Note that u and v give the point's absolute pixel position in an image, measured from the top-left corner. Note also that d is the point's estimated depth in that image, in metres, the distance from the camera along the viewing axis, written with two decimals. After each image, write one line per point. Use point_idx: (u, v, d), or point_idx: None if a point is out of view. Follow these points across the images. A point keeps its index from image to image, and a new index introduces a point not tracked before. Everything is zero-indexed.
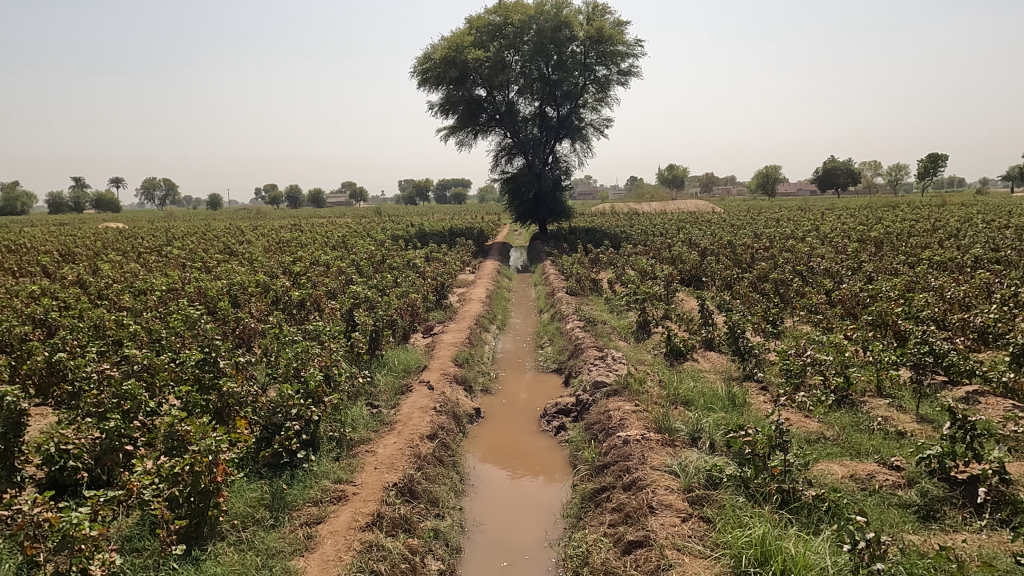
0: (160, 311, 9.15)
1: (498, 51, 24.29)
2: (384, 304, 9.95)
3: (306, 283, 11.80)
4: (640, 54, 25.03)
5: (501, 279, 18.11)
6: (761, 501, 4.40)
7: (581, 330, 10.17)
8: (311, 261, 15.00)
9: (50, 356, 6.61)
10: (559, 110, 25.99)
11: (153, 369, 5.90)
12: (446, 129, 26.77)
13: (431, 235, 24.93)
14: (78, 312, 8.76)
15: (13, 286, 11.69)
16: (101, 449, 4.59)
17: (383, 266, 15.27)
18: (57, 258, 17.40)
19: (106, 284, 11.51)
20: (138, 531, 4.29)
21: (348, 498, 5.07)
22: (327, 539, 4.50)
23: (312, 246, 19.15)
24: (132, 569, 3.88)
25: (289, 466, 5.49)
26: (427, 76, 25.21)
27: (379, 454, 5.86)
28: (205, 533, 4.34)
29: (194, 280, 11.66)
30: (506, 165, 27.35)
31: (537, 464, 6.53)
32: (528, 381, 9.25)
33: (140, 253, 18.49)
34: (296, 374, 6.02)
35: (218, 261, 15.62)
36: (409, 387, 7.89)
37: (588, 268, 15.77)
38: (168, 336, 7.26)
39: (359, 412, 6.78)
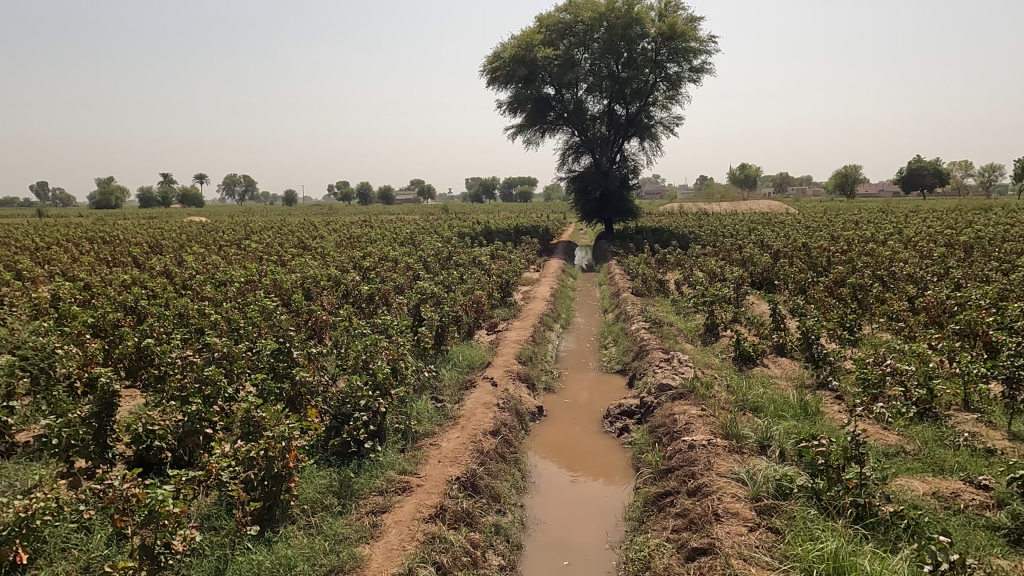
0: (238, 302, 9.59)
1: (567, 49, 24.27)
2: (450, 300, 10.06)
3: (375, 278, 12.08)
4: (714, 50, 24.35)
5: (566, 278, 17.99)
6: (834, 515, 4.22)
7: (646, 332, 10.00)
8: (380, 256, 15.37)
9: (139, 342, 7.04)
10: (628, 108, 25.61)
11: (231, 357, 6.19)
12: (514, 128, 26.98)
13: (497, 233, 24.96)
14: (164, 300, 9.28)
15: (108, 275, 12.52)
16: (184, 430, 4.88)
17: (449, 263, 15.45)
18: (146, 250, 18.48)
19: (190, 274, 12.15)
20: (216, 510, 4.50)
21: (412, 489, 5.17)
22: (392, 529, 4.59)
23: (381, 242, 19.64)
24: (211, 546, 4.11)
25: (356, 456, 5.63)
26: (496, 74, 25.55)
27: (443, 448, 5.96)
28: (277, 516, 4.53)
29: (270, 272, 12.15)
30: (573, 163, 27.23)
31: (598, 465, 6.47)
32: (590, 381, 9.20)
33: (221, 246, 19.39)
34: (364, 367, 6.21)
35: (292, 255, 16.15)
36: (472, 383, 7.99)
37: (654, 269, 15.47)
38: (246, 327, 7.60)
39: (424, 406, 6.90)
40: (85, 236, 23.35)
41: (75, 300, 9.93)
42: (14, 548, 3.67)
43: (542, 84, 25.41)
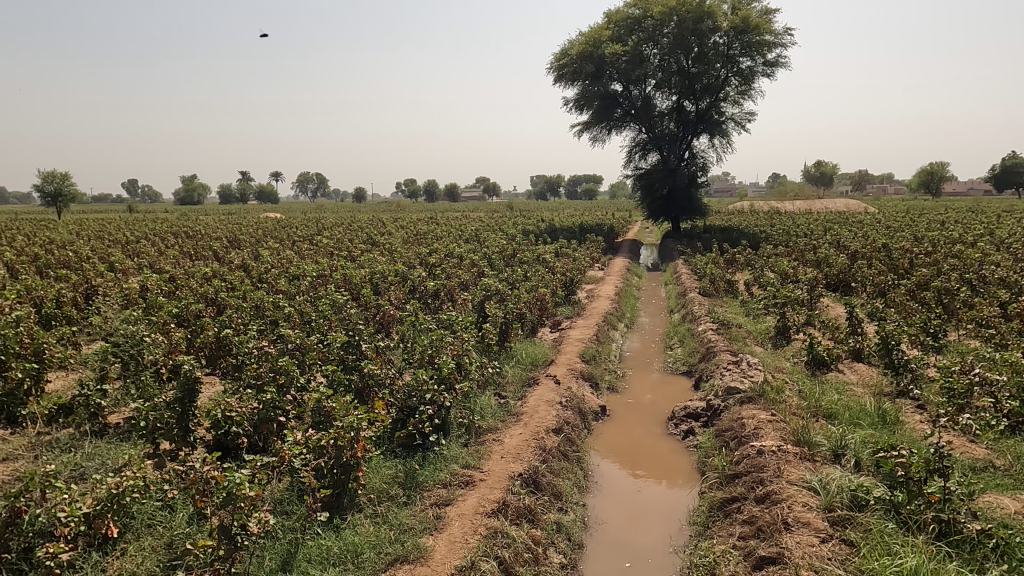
0: (310, 296, 9.94)
1: (636, 45, 24.00)
2: (514, 297, 10.10)
3: (440, 274, 12.26)
4: (789, 43, 23.50)
5: (631, 277, 17.76)
6: (914, 530, 4.02)
7: (714, 334, 9.76)
8: (446, 252, 15.58)
9: (219, 332, 7.42)
10: (697, 104, 25.05)
11: (304, 348, 6.42)
12: (581, 125, 26.84)
13: (561, 231, 24.83)
14: (241, 293, 9.70)
15: (191, 268, 13.18)
16: (259, 417, 5.10)
17: (513, 260, 15.50)
18: (225, 244, 19.37)
19: (265, 268, 12.66)
20: (288, 495, 4.68)
21: (475, 484, 5.22)
22: (455, 521, 4.64)
23: (446, 239, 19.91)
24: (284, 530, 4.29)
25: (421, 448, 5.72)
26: (563, 71, 25.65)
27: (506, 444, 5.99)
28: (345, 503, 4.68)
29: (341, 267, 12.51)
30: (640, 161, 26.88)
31: (661, 468, 6.37)
32: (654, 382, 9.05)
33: (294, 241, 20.09)
34: (429, 361, 6.31)
35: (360, 251, 16.59)
36: (536, 380, 8.01)
37: (722, 268, 15.07)
38: (318, 319, 7.86)
39: (488, 402, 6.96)
40: (170, 231, 24.74)
41: (161, 291, 10.52)
42: (106, 522, 3.94)
43: (610, 81, 25.22)
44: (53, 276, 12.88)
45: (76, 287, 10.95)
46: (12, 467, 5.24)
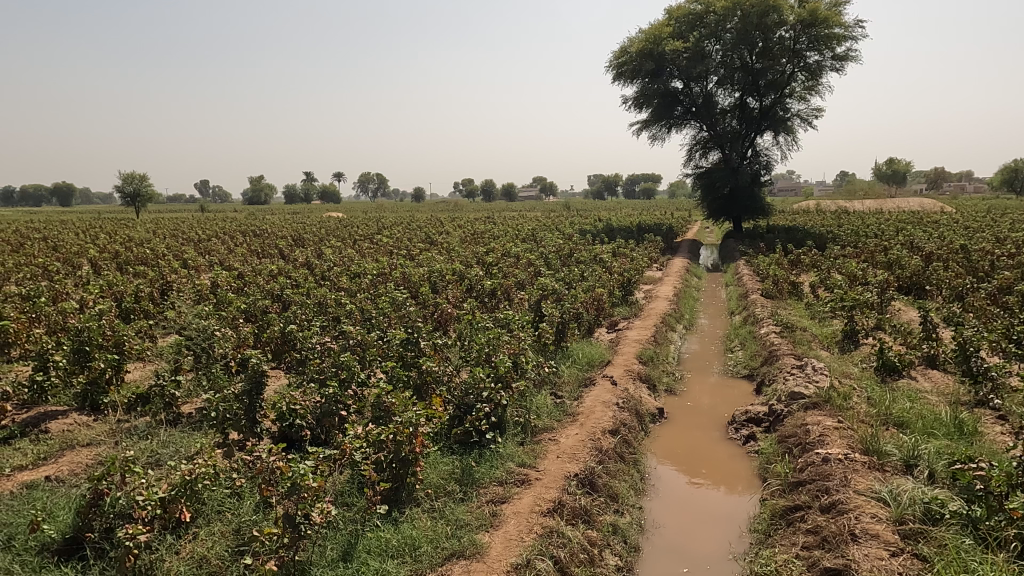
0: (371, 293, 10.17)
1: (697, 41, 23.54)
2: (571, 297, 10.07)
3: (497, 273, 12.34)
4: (861, 36, 22.56)
5: (690, 277, 17.43)
6: (994, 548, 3.81)
7: (777, 337, 9.48)
8: (503, 252, 15.67)
9: (284, 328, 7.70)
10: (761, 101, 24.36)
11: (365, 344, 6.59)
12: (640, 123, 26.55)
13: (619, 231, 24.57)
14: (305, 290, 10.00)
15: (259, 265, 13.68)
16: (322, 411, 5.26)
17: (570, 260, 15.44)
18: (290, 242, 20.01)
19: (328, 266, 13.02)
20: (348, 488, 4.81)
21: (531, 482, 5.24)
22: (510, 519, 4.67)
23: (503, 238, 20.03)
24: (345, 521, 4.41)
25: (478, 446, 5.78)
26: (622, 69, 25.47)
27: (562, 443, 5.99)
28: (403, 497, 4.77)
29: (400, 266, 12.73)
30: (700, 159, 26.38)
31: (720, 473, 6.23)
32: (714, 386, 8.86)
33: (356, 240, 20.56)
34: (486, 359, 6.37)
35: (420, 250, 16.85)
36: (592, 380, 7.96)
37: (786, 269, 14.62)
38: (378, 316, 8.04)
39: (544, 401, 6.97)
40: (239, 229, 25.74)
41: (231, 288, 10.97)
42: (179, 507, 4.13)
43: (671, 78, 24.88)
44: (133, 272, 13.61)
45: (153, 283, 11.54)
46: (95, 452, 5.56)
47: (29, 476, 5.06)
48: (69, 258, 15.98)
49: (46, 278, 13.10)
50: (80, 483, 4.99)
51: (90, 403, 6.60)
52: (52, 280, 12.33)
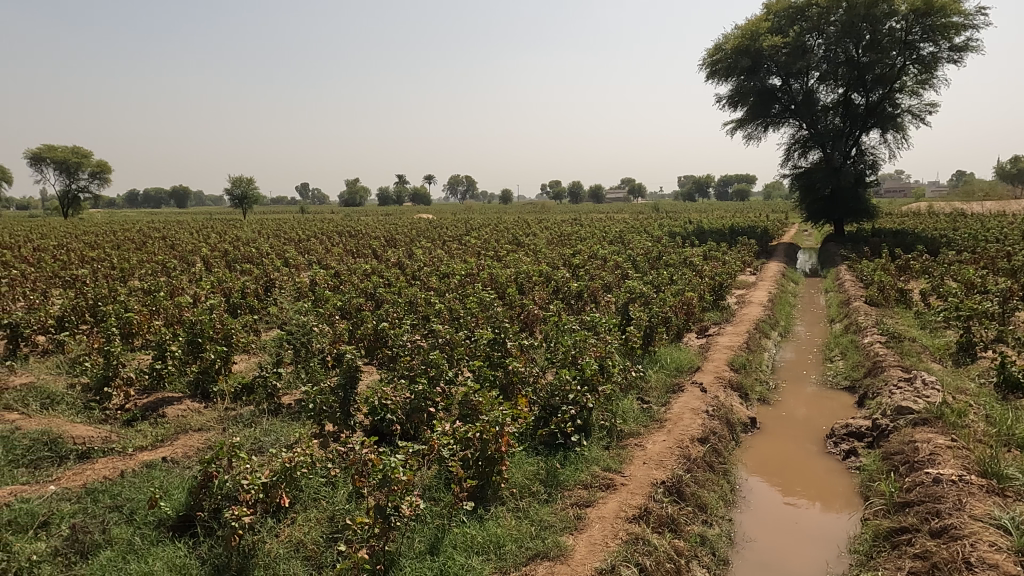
0: (459, 293, 10.37)
1: (798, 35, 22.54)
2: (660, 300, 9.85)
3: (584, 275, 12.27)
4: (983, 24, 20.81)
5: (787, 283, 16.66)
6: None
7: (882, 347, 8.91)
8: (590, 254, 15.57)
9: (376, 326, 7.99)
10: (868, 97, 22.93)
11: (453, 343, 6.73)
12: (734, 122, 25.73)
13: (710, 234, 23.88)
14: (396, 289, 10.32)
15: (355, 265, 14.26)
16: (411, 407, 5.41)
17: (659, 263, 15.15)
18: (383, 243, 20.73)
19: (418, 266, 13.39)
20: (436, 483, 4.94)
21: (616, 488, 5.17)
22: (595, 523, 4.63)
23: (590, 240, 19.89)
24: (432, 515, 4.53)
25: (563, 448, 5.76)
26: (717, 67, 24.83)
27: (649, 450, 5.89)
28: (489, 495, 4.84)
29: (487, 267, 12.91)
30: (799, 159, 25.25)
31: (817, 489, 5.93)
32: (811, 396, 8.44)
33: (445, 241, 21.04)
34: (572, 362, 6.36)
35: (507, 251, 17.02)
36: (681, 386, 7.78)
37: (893, 275, 13.72)
38: (466, 316, 8.19)
39: (631, 406, 6.88)
40: (335, 229, 26.89)
41: (328, 285, 11.49)
42: (279, 492, 4.37)
43: (768, 75, 23.97)
44: (240, 269, 14.51)
45: (258, 279, 12.24)
46: (205, 437, 5.97)
47: (149, 456, 5.50)
48: (185, 256, 17.23)
49: (164, 274, 14.19)
50: (192, 465, 5.37)
51: (201, 391, 7.09)
52: (170, 276, 13.35)
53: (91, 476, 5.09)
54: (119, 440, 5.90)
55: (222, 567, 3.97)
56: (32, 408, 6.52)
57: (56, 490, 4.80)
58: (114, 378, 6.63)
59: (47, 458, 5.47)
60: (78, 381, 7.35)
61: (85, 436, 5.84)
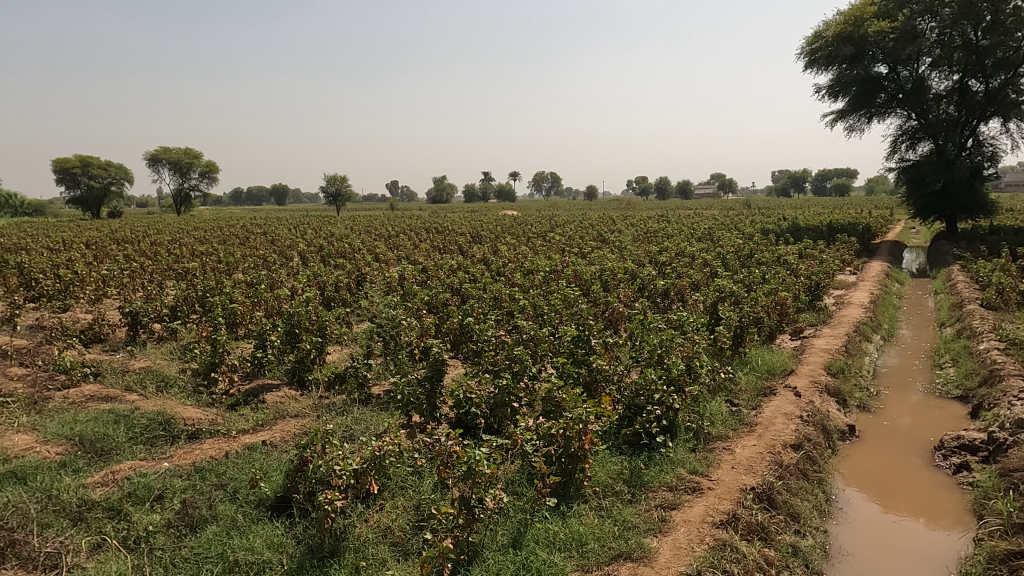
0: (543, 289, 10.39)
1: (908, 19, 21.11)
2: (751, 300, 9.49)
3: (670, 273, 12.01)
4: None
5: (890, 283, 15.69)
6: None
7: (999, 354, 8.22)
8: (677, 251, 15.20)
9: (462, 321, 8.13)
10: (987, 83, 21.19)
11: (537, 340, 6.75)
12: (834, 114, 24.42)
13: (806, 231, 22.78)
14: (481, 285, 10.47)
15: (441, 260, 14.56)
16: (496, 401, 5.46)
17: (751, 261, 14.59)
18: (469, 239, 21.04)
19: (504, 263, 13.53)
20: (519, 477, 5.00)
21: (703, 491, 5.04)
22: (680, 526, 4.53)
23: (678, 237, 19.42)
24: (515, 510, 4.58)
25: (647, 449, 5.66)
26: (816, 56, 23.64)
27: (738, 454, 5.70)
28: (572, 492, 4.83)
29: (572, 263, 12.86)
30: (906, 151, 23.67)
31: (923, 504, 5.55)
32: (917, 405, 7.88)
33: (530, 237, 21.11)
34: (658, 361, 6.23)
35: (592, 247, 16.89)
36: (773, 390, 7.48)
37: (1015, 277, 12.61)
38: (550, 313, 8.20)
39: (719, 408, 6.67)
40: (423, 226, 27.57)
41: (416, 280, 11.81)
42: (369, 479, 4.53)
43: (873, 62, 22.57)
44: (334, 264, 15.17)
45: (350, 274, 12.72)
46: (301, 423, 6.26)
47: (251, 439, 5.84)
48: (284, 250, 18.14)
49: (265, 268, 15.02)
50: (288, 449, 5.66)
51: (298, 379, 7.46)
52: (271, 270, 14.11)
53: (200, 455, 5.47)
54: (223, 422, 6.29)
55: (316, 547, 4.16)
56: (149, 390, 7.08)
57: (170, 466, 5.19)
58: (220, 365, 7.08)
59: (162, 437, 5.94)
60: (188, 367, 7.90)
61: (195, 418, 6.29)
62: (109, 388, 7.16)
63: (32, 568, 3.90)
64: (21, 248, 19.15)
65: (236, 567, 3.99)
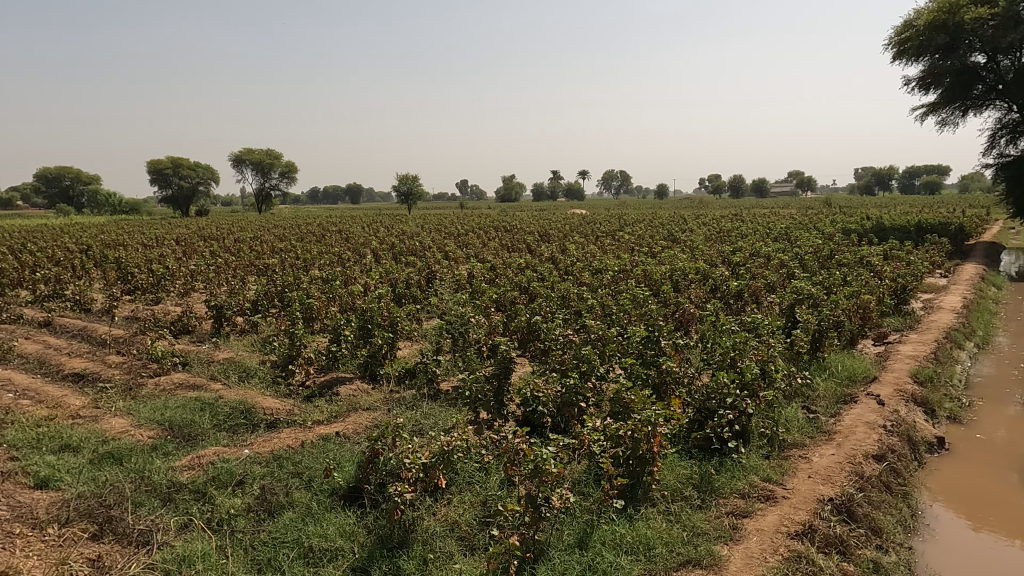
0: (612, 289, 10.29)
1: (1010, 5, 19.71)
2: (831, 302, 9.09)
3: (745, 274, 11.64)
4: None
5: (986, 287, 14.69)
6: None
7: None
8: (752, 251, 14.74)
9: (530, 319, 8.15)
10: None
11: (605, 340, 6.69)
12: (925, 107, 23.09)
13: (892, 231, 21.64)
14: (550, 284, 10.46)
15: (510, 259, 14.65)
16: (563, 401, 5.46)
17: (830, 262, 13.98)
18: (537, 238, 21.08)
19: (572, 262, 13.48)
20: (585, 478, 4.98)
21: (777, 500, 4.87)
22: (753, 535, 4.39)
23: (753, 237, 18.84)
24: (582, 511, 4.56)
25: (718, 454, 5.51)
26: (905, 46, 22.40)
27: (815, 463, 5.48)
28: (639, 495, 4.76)
29: (642, 263, 12.67)
30: (1006, 146, 22.14)
31: (1021, 523, 5.17)
32: (1015, 418, 7.36)
33: (598, 236, 20.95)
34: (731, 364, 6.06)
35: (662, 247, 16.62)
36: (854, 398, 7.15)
37: None
38: (619, 313, 8.11)
39: (795, 414, 6.44)
40: (491, 224, 27.79)
41: (484, 278, 11.93)
42: (437, 474, 4.60)
43: (970, 52, 21.20)
44: (406, 261, 15.51)
45: (421, 271, 12.97)
46: (373, 416, 6.44)
47: (325, 430, 6.05)
48: (358, 248, 18.70)
49: (340, 265, 15.52)
50: (361, 440, 5.82)
51: (369, 373, 7.66)
52: (345, 266, 14.57)
53: (278, 443, 5.71)
54: (300, 413, 6.54)
55: (385, 537, 4.27)
56: (232, 380, 7.45)
57: (250, 453, 5.45)
58: (297, 358, 7.36)
59: (243, 425, 6.23)
60: (268, 358, 8.26)
61: (274, 408, 6.57)
62: (196, 377, 7.58)
63: (127, 543, 4.17)
64: (118, 244, 20.47)
65: (310, 552, 4.14)
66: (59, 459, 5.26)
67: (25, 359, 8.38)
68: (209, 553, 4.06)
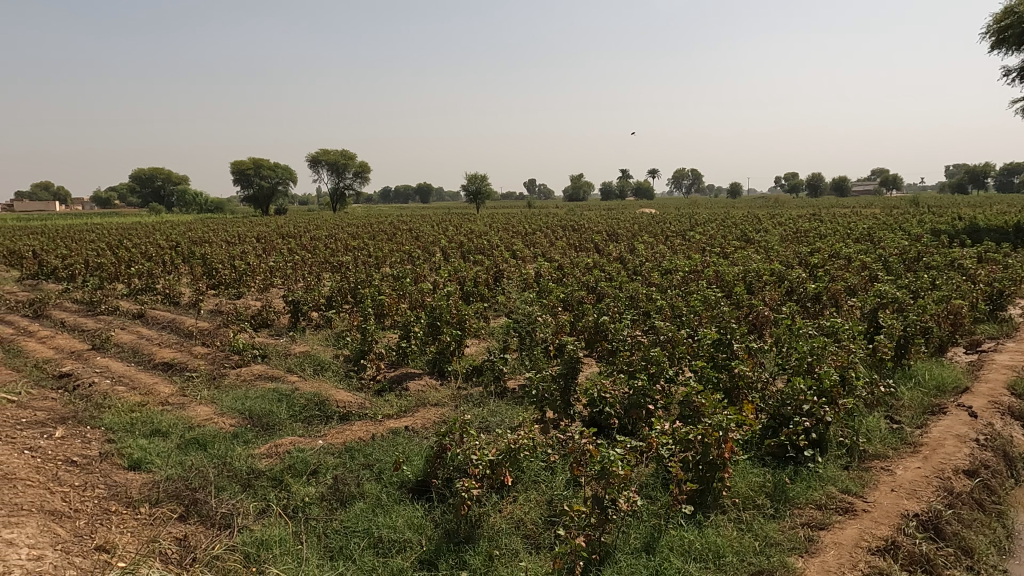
0: (682, 290, 10.08)
1: None
2: (919, 307, 8.60)
3: (824, 276, 11.16)
4: None
5: None
6: None
7: None
8: (832, 253, 14.11)
9: (598, 320, 8.08)
10: None
11: (674, 342, 6.57)
12: None
13: (987, 232, 20.25)
14: (618, 283, 10.35)
15: (578, 258, 14.60)
16: (630, 403, 5.39)
17: (918, 264, 13.24)
18: (605, 237, 20.90)
19: (641, 262, 13.30)
20: (653, 481, 4.91)
21: (856, 513, 4.66)
22: (831, 549, 4.21)
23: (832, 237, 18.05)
24: (649, 516, 4.49)
25: (793, 462, 5.32)
26: (1006, 34, 20.90)
27: (899, 476, 5.21)
28: (709, 501, 4.65)
29: (714, 263, 12.36)
30: None
31: None
32: None
33: (667, 236, 20.58)
34: (808, 370, 5.83)
35: (735, 248, 16.17)
36: (942, 408, 6.74)
37: None
38: (689, 314, 7.93)
39: (877, 424, 6.13)
40: (559, 224, 27.73)
41: (552, 278, 11.92)
42: (504, 471, 4.62)
43: None
44: (474, 260, 15.68)
45: (489, 270, 13.09)
46: (441, 412, 6.54)
47: (395, 424, 6.19)
48: (428, 246, 19.07)
49: (410, 262, 15.84)
50: (429, 435, 5.92)
51: (438, 369, 7.80)
52: (416, 264, 14.87)
53: (350, 436, 5.88)
54: (370, 406, 6.72)
55: (452, 531, 4.33)
56: (307, 373, 7.72)
57: (324, 444, 5.64)
58: (368, 352, 7.56)
59: (317, 416, 6.46)
60: (341, 353, 8.52)
61: (346, 401, 6.77)
62: (274, 369, 7.91)
63: (210, 525, 4.40)
64: (204, 241, 21.62)
65: (380, 543, 4.25)
66: (150, 442, 5.60)
67: (121, 348, 8.95)
68: (286, 538, 4.23)
